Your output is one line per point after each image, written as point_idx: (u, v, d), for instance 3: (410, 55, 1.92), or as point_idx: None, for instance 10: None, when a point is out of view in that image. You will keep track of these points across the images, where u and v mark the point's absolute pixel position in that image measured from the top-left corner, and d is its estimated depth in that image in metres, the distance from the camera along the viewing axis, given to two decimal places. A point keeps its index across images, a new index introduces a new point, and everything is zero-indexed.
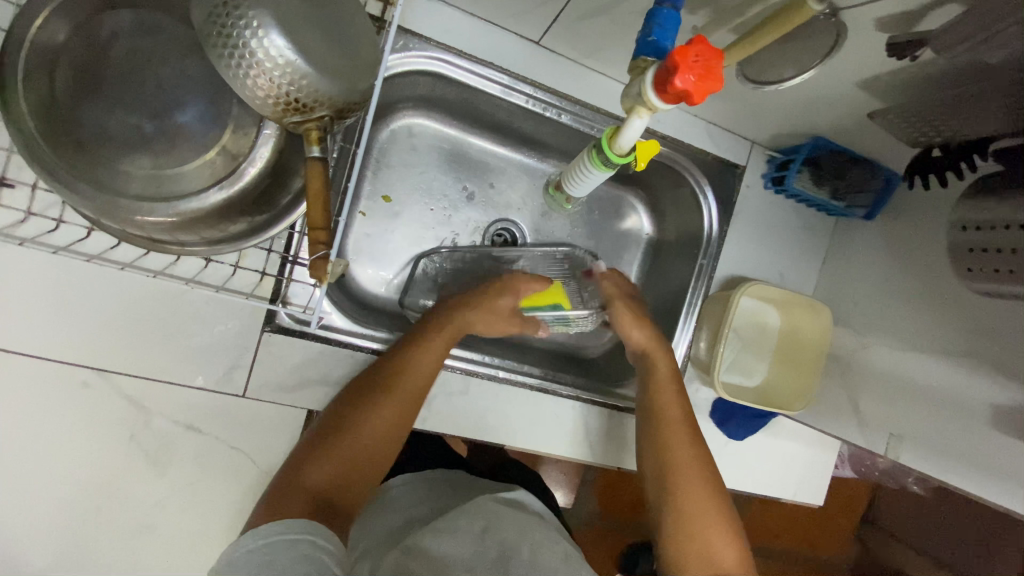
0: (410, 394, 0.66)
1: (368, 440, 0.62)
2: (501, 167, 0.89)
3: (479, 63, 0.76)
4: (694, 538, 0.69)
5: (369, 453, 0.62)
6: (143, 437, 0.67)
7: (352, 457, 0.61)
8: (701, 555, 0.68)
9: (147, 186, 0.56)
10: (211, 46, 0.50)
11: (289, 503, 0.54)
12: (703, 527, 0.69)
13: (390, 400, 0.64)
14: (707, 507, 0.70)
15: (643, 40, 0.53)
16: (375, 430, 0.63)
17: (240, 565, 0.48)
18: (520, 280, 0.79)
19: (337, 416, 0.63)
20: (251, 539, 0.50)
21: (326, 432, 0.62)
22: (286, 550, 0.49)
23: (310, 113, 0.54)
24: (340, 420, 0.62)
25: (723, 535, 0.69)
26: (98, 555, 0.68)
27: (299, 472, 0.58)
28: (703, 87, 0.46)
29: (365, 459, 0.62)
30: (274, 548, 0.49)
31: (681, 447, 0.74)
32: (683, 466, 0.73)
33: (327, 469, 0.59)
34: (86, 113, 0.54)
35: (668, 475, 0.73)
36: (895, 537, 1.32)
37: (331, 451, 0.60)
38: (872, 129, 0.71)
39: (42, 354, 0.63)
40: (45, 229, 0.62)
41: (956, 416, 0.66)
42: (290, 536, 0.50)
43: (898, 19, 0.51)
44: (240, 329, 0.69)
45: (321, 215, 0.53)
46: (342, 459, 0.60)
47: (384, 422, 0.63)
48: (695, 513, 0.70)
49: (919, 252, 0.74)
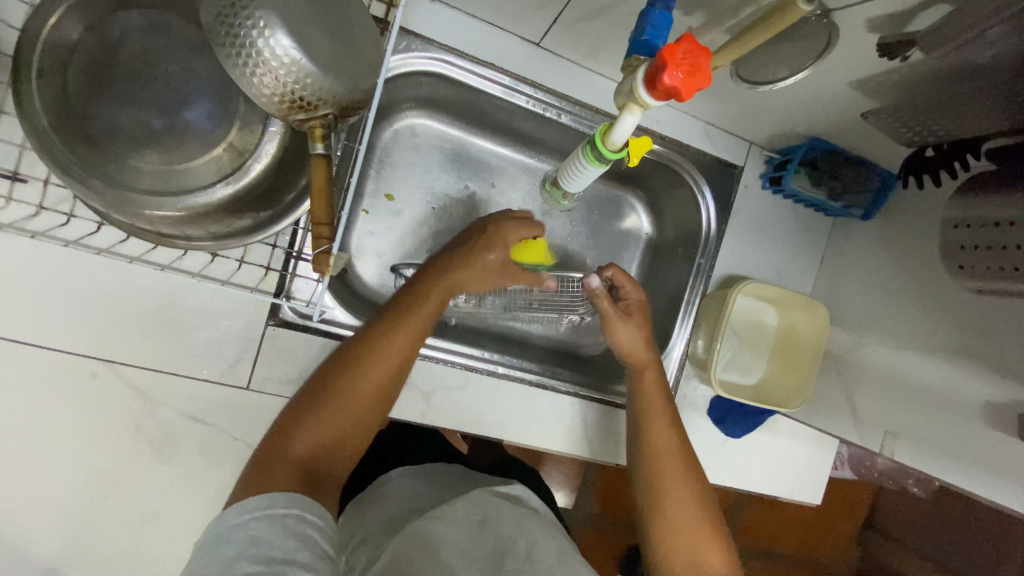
0: (398, 351, 0.60)
1: (357, 402, 0.57)
2: (503, 166, 0.91)
3: (481, 64, 0.78)
4: (681, 542, 0.67)
5: (355, 418, 0.58)
6: (149, 427, 0.69)
7: (340, 423, 0.56)
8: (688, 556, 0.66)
9: (156, 181, 0.58)
10: (220, 46, 0.52)
11: (272, 475, 0.51)
12: (690, 531, 0.67)
13: (374, 360, 0.59)
14: (693, 512, 0.68)
15: (636, 40, 0.55)
16: (361, 391, 0.58)
17: (227, 543, 0.46)
18: (508, 229, 0.70)
19: (323, 379, 0.59)
20: (236, 514, 0.48)
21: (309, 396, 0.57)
22: (271, 529, 0.46)
23: (315, 110, 0.55)
24: (323, 384, 0.58)
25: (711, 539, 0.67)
26: (104, 543, 0.69)
27: (281, 441, 0.54)
28: (691, 85, 0.48)
29: (353, 424, 0.57)
30: (259, 525, 0.47)
31: (667, 451, 0.72)
32: (670, 470, 0.71)
33: (310, 434, 0.55)
34: (98, 109, 0.56)
35: (654, 479, 0.71)
36: (896, 540, 1.32)
37: (313, 417, 0.56)
38: (867, 129, 0.72)
39: (51, 344, 0.65)
40: (56, 223, 0.63)
41: (950, 414, 0.66)
42: (274, 512, 0.48)
43: (889, 19, 0.52)
44: (245, 323, 0.70)
45: (323, 210, 0.55)
46: (325, 426, 0.56)
47: (370, 383, 0.58)
48: (682, 517, 0.68)
49: (915, 251, 0.75)
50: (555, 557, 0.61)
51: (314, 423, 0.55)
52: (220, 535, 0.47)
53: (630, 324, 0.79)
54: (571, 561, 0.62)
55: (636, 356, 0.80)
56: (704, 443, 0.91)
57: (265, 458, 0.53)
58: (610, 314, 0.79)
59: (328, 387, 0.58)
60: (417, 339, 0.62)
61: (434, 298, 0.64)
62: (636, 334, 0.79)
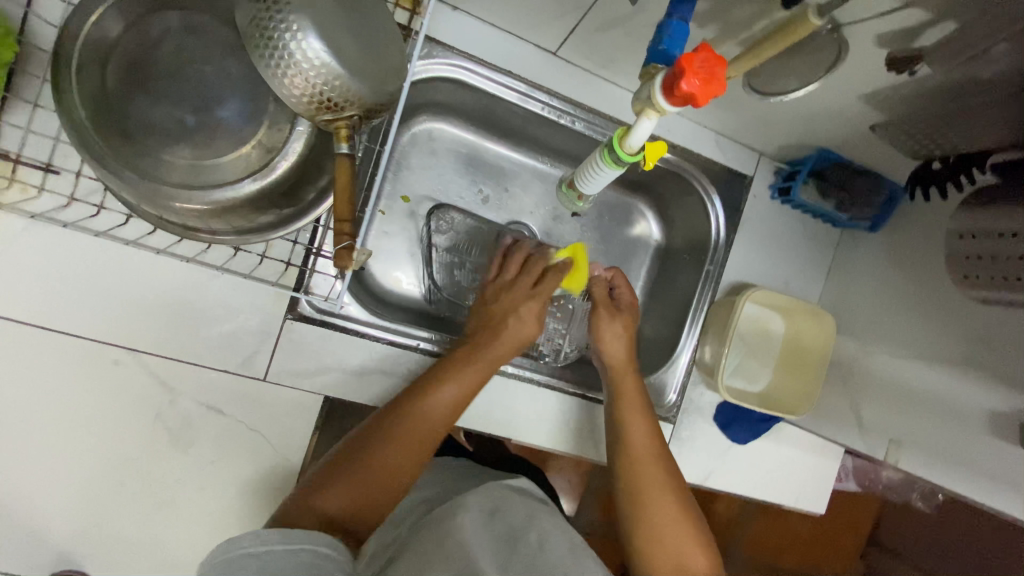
0: (439, 422, 0.64)
1: (390, 462, 0.60)
2: (518, 171, 0.93)
3: (498, 70, 0.80)
4: (666, 551, 0.69)
5: (393, 484, 0.60)
6: (168, 415, 0.71)
7: (372, 479, 0.59)
8: (670, 562, 0.69)
9: (188, 176, 0.60)
10: (255, 48, 0.54)
11: (300, 515, 0.55)
12: (671, 536, 0.70)
13: (414, 429, 0.63)
14: (673, 519, 0.71)
15: (654, 49, 0.57)
16: (399, 458, 0.61)
17: (237, 569, 0.46)
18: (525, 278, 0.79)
19: (361, 440, 0.62)
20: (249, 541, 0.48)
21: (352, 455, 0.60)
22: (286, 559, 0.47)
23: (341, 111, 0.57)
24: (360, 449, 0.61)
25: (694, 543, 0.70)
26: (120, 528, 0.70)
27: (315, 491, 0.57)
28: (708, 92, 0.49)
29: (385, 481, 0.60)
30: (275, 557, 0.47)
31: (644, 459, 0.75)
32: (649, 480, 0.73)
33: (344, 492, 0.57)
34: (133, 104, 0.58)
35: (634, 487, 0.73)
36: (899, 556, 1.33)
37: (352, 480, 0.58)
38: (875, 142, 0.74)
39: (77, 331, 0.67)
40: (87, 214, 0.66)
41: (955, 422, 0.67)
42: (290, 546, 0.49)
43: (899, 34, 0.54)
44: (264, 315, 0.72)
45: (346, 206, 0.57)
46: (363, 488, 0.59)
47: (407, 453, 0.62)
48: (665, 526, 0.70)
49: (920, 263, 0.76)
50: (568, 553, 0.62)
51: (352, 485, 0.58)
52: (231, 560, 0.46)
53: (616, 322, 0.83)
54: (580, 558, 0.63)
55: (614, 364, 0.82)
56: (709, 448, 0.91)
57: (295, 504, 0.56)
58: (601, 305, 0.84)
59: (366, 454, 0.60)
60: (456, 409, 0.66)
61: (474, 373, 0.69)
62: (620, 335, 0.83)
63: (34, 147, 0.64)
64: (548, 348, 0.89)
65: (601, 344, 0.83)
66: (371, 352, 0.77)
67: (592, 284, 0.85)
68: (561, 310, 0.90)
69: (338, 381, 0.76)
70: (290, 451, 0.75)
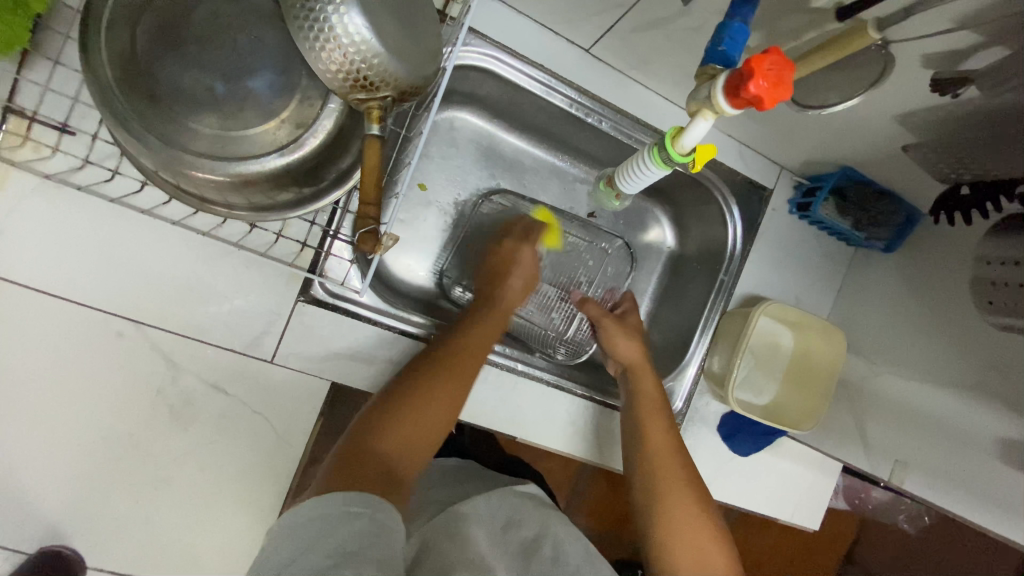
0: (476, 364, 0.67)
1: (438, 406, 0.62)
2: (536, 167, 0.92)
3: (529, 63, 0.78)
4: (688, 550, 0.70)
5: (436, 420, 0.61)
6: (170, 392, 0.68)
7: (425, 427, 0.60)
8: (693, 559, 0.69)
9: (212, 146, 0.58)
10: (294, 20, 0.53)
11: (359, 474, 0.54)
12: (688, 523, 0.71)
13: (448, 370, 0.64)
14: (692, 516, 0.72)
15: (712, 49, 0.56)
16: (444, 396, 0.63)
17: (300, 534, 0.47)
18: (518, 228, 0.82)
19: (406, 384, 0.63)
20: (310, 508, 0.49)
21: (399, 397, 0.62)
22: (344, 523, 0.48)
23: (375, 91, 0.56)
24: (398, 395, 0.62)
25: (711, 541, 0.71)
26: (111, 506, 0.68)
27: (373, 438, 0.58)
28: (774, 95, 0.48)
29: (435, 421, 0.61)
30: (336, 521, 0.48)
31: (668, 457, 0.76)
32: (671, 476, 0.75)
33: (399, 439, 0.58)
34: (162, 68, 0.55)
35: (654, 485, 0.75)
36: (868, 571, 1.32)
37: (405, 420, 0.60)
38: (903, 163, 0.75)
39: (83, 300, 0.64)
40: (101, 178, 0.63)
41: (964, 448, 0.67)
42: (350, 509, 0.49)
43: (947, 56, 0.54)
44: (277, 296, 0.70)
45: (373, 189, 0.56)
46: (412, 428, 0.60)
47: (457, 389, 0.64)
48: (681, 517, 0.72)
49: (935, 286, 0.76)
50: (583, 562, 0.61)
51: (397, 424, 0.59)
52: (294, 527, 0.48)
53: (624, 327, 0.86)
54: (595, 566, 0.62)
55: (634, 363, 0.83)
56: (712, 459, 0.91)
57: (345, 452, 0.56)
58: (608, 325, 0.85)
59: (411, 398, 0.61)
60: (482, 347, 0.69)
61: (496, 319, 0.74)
62: (633, 337, 0.85)
63: (51, 105, 0.61)
64: (568, 346, 0.91)
65: (614, 350, 0.85)
66: (382, 340, 0.76)
67: (581, 306, 0.88)
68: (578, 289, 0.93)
69: (346, 368, 0.74)
70: (292, 435, 0.73)
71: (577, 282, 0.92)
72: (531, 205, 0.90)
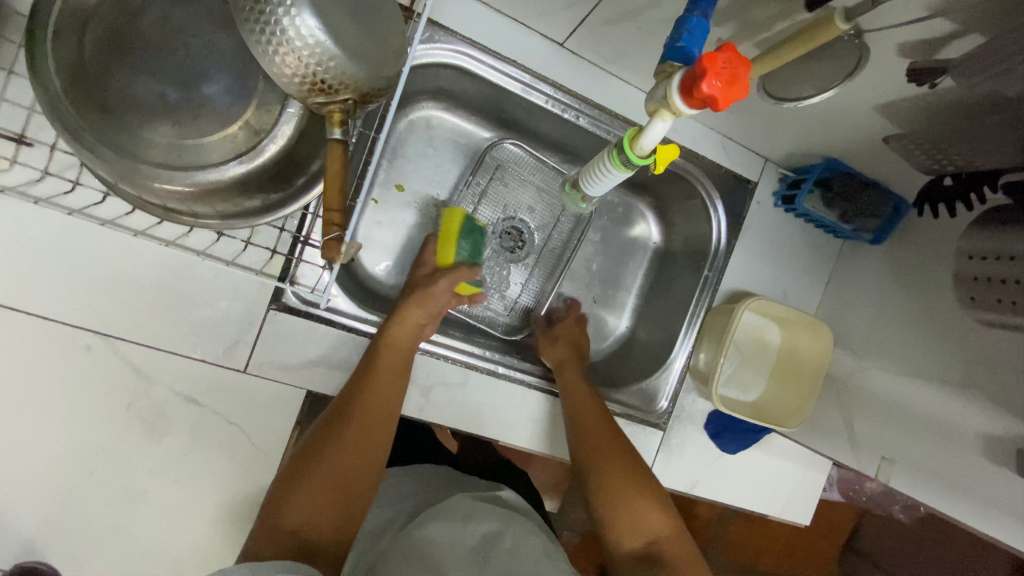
0: (375, 401, 0.65)
1: (345, 455, 0.60)
2: (494, 145, 0.87)
3: (502, 59, 0.77)
4: (627, 526, 0.68)
5: (350, 483, 0.59)
6: (142, 405, 0.68)
7: (334, 481, 0.58)
8: (631, 531, 0.68)
9: (168, 155, 0.56)
10: (243, 21, 0.50)
11: (268, 544, 0.54)
12: (627, 500, 0.69)
13: (359, 424, 0.63)
14: (638, 493, 0.70)
15: (672, 45, 0.54)
16: (347, 446, 0.61)
17: None
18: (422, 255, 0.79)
19: (314, 441, 0.61)
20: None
21: (307, 457, 0.60)
22: None
23: (335, 94, 0.54)
24: (306, 464, 0.59)
25: (653, 511, 0.69)
26: (84, 522, 0.67)
27: (281, 507, 0.56)
28: (728, 95, 0.47)
29: (342, 470, 0.59)
30: None
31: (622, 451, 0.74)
32: (612, 460, 0.72)
33: (305, 500, 0.56)
34: (112, 77, 0.54)
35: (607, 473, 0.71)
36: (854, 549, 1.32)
37: (309, 477, 0.58)
38: (887, 153, 0.72)
39: (48, 314, 0.63)
40: (61, 190, 0.62)
41: (951, 445, 0.66)
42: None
43: (923, 45, 0.52)
44: (248, 305, 0.69)
45: (336, 194, 0.54)
46: (325, 496, 0.57)
47: (358, 433, 0.62)
48: (623, 497, 0.69)
49: (920, 279, 0.74)
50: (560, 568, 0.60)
51: (317, 498, 0.57)
52: None
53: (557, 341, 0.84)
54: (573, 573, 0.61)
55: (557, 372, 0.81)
56: (700, 456, 0.90)
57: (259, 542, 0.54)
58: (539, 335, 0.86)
59: (313, 454, 0.60)
60: (394, 394, 0.67)
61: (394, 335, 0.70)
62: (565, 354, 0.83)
63: (7, 116, 0.60)
64: (592, 323, 0.95)
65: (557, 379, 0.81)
66: (358, 346, 0.75)
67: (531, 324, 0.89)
68: (586, 274, 0.94)
69: (322, 376, 0.73)
70: (270, 445, 0.73)
71: (585, 267, 0.94)
72: (525, 198, 0.90)
